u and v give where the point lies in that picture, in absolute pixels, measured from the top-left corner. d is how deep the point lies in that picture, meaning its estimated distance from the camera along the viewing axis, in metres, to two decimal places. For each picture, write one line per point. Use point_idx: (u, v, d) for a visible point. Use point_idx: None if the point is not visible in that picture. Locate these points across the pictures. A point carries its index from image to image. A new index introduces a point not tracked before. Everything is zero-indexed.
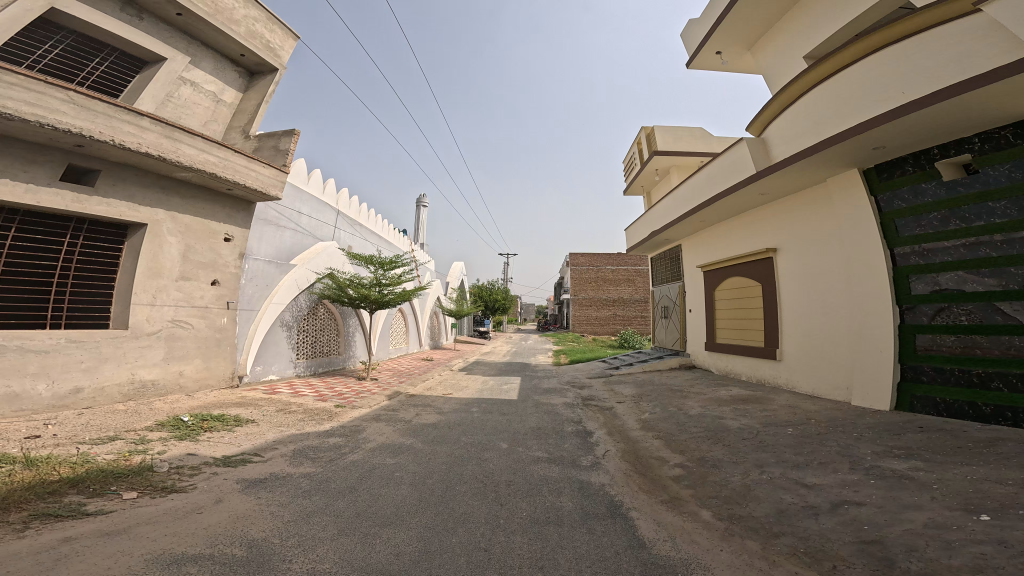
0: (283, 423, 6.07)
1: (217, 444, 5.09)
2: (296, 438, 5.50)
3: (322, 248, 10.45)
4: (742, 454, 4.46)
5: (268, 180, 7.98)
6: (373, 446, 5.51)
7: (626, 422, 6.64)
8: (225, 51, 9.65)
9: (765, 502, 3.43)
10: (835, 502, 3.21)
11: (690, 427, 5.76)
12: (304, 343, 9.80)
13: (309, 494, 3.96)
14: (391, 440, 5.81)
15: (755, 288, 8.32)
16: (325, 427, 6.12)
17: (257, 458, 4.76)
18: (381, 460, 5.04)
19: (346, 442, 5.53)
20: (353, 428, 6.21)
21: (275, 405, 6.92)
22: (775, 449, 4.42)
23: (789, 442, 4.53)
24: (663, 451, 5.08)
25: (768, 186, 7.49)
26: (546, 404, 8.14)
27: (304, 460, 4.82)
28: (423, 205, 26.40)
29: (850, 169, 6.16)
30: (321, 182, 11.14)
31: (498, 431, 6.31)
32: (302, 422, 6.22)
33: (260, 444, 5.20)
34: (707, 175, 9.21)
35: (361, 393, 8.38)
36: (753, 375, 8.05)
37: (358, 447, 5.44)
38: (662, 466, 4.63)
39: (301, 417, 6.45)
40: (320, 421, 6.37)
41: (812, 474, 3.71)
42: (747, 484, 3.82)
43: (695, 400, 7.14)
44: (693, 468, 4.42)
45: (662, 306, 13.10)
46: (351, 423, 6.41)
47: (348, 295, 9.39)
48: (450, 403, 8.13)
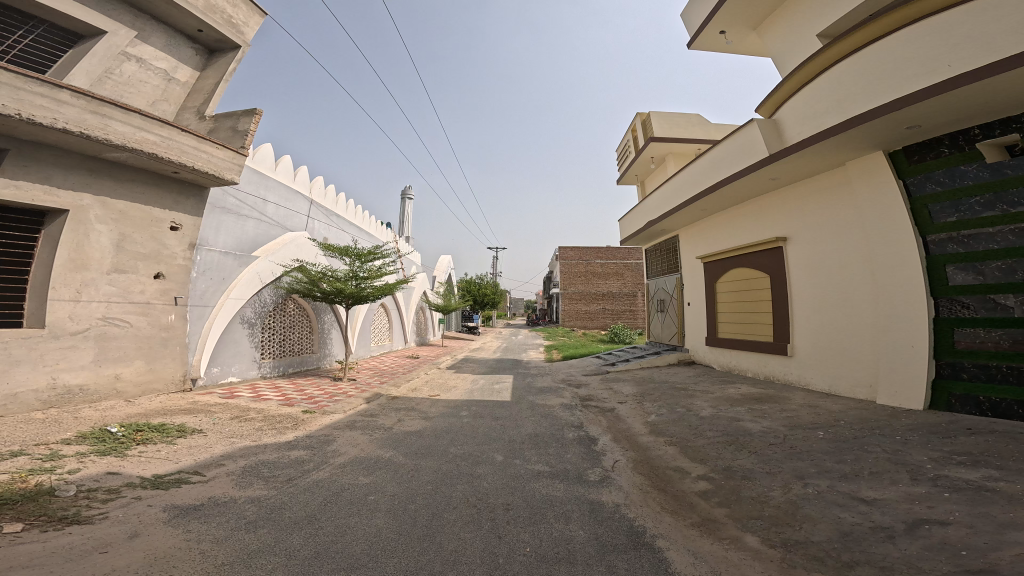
0: (236, 434, 5.18)
1: (147, 461, 4.15)
2: (250, 453, 4.62)
3: (290, 238, 9.40)
4: (775, 463, 3.92)
5: (223, 163, 6.91)
6: (344, 461, 4.71)
7: (632, 425, 6.05)
8: (179, 25, 8.41)
9: (822, 524, 2.89)
10: (910, 523, 2.70)
11: (705, 430, 5.20)
12: (271, 341, 8.80)
13: (255, 527, 3.15)
14: (367, 452, 5.02)
15: (761, 279, 7.85)
16: (287, 438, 5.24)
17: (197, 478, 3.89)
18: (352, 479, 4.25)
19: (312, 457, 4.70)
20: (322, 438, 5.35)
21: (230, 412, 5.97)
22: (812, 456, 3.90)
23: (825, 448, 4.01)
24: (680, 460, 4.48)
25: (780, 171, 6.97)
26: (542, 406, 7.48)
27: (257, 480, 3.98)
28: (407, 198, 25.22)
29: (874, 151, 5.67)
30: (290, 167, 10.06)
31: (490, 440, 5.58)
32: (261, 432, 5.33)
33: (203, 460, 4.32)
34: (710, 160, 8.62)
35: (335, 396, 7.49)
36: (760, 372, 7.62)
37: (325, 462, 4.62)
38: (684, 479, 4.03)
39: (260, 426, 5.56)
40: (283, 431, 5.47)
41: (868, 488, 3.21)
42: (792, 501, 3.26)
43: (703, 399, 6.60)
44: (720, 480, 3.83)
45: (658, 299, 12.58)
46: (319, 433, 5.55)
47: (321, 289, 8.43)
48: (437, 406, 7.38)
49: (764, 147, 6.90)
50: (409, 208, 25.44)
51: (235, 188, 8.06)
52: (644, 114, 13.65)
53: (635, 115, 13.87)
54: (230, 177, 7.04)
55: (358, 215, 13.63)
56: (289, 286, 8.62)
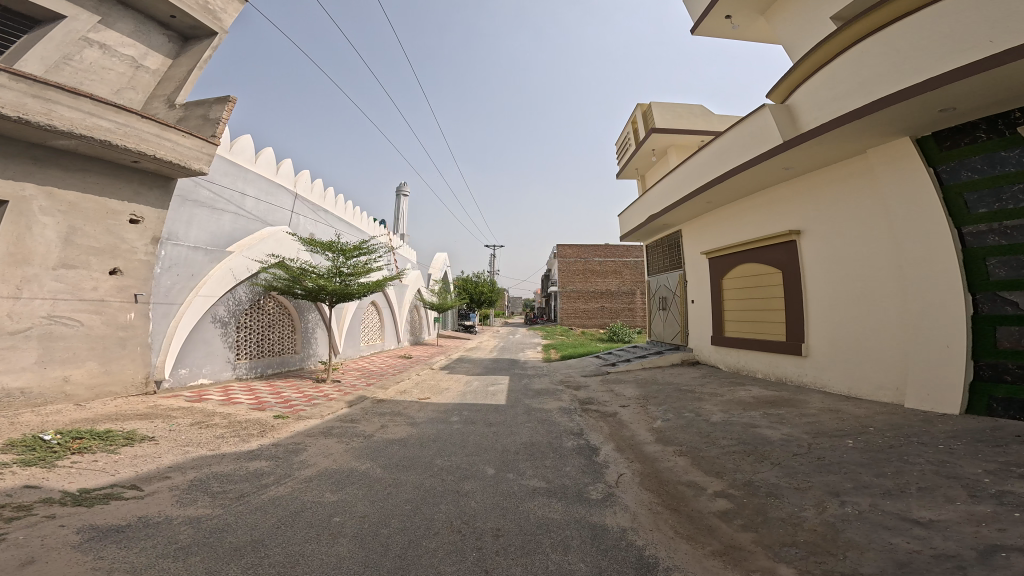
0: (192, 442, 4.68)
1: (77, 473, 3.66)
2: (201, 464, 4.13)
3: (269, 233, 8.82)
4: (803, 477, 3.45)
5: (190, 153, 6.34)
6: (311, 474, 4.19)
7: (636, 432, 5.56)
8: (149, 10, 7.75)
9: (871, 552, 2.41)
10: (981, 550, 2.25)
11: (719, 438, 4.70)
12: (247, 340, 8.24)
13: (185, 555, 2.64)
14: (340, 464, 4.50)
15: (772, 275, 7.37)
16: (251, 447, 4.72)
17: (131, 494, 3.43)
18: (318, 497, 3.75)
19: (275, 469, 4.20)
20: (292, 448, 4.83)
21: (192, 418, 5.45)
22: (845, 469, 3.42)
23: (859, 460, 3.53)
24: (693, 474, 3.99)
25: (793, 160, 6.49)
26: (539, 411, 6.98)
27: (204, 497, 3.50)
28: (402, 194, 24.61)
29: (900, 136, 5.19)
30: (272, 160, 9.51)
31: (480, 451, 5.07)
32: (221, 441, 4.80)
33: (145, 472, 3.84)
34: (717, 149, 8.12)
35: (314, 399, 6.94)
36: (771, 372, 7.16)
37: (288, 476, 4.11)
38: (699, 497, 3.53)
39: (221, 433, 5.03)
40: (247, 439, 4.94)
41: (920, 506, 2.74)
42: (828, 524, 2.78)
43: (712, 403, 6.12)
44: (741, 498, 3.34)
45: (660, 296, 12.06)
46: (289, 441, 5.01)
47: (303, 287, 7.87)
48: (426, 411, 6.84)
49: (777, 133, 6.41)
50: (404, 205, 24.82)
51: (208, 180, 7.51)
52: (645, 105, 13.13)
53: (636, 106, 13.35)
54: (197, 166, 6.47)
55: (348, 211, 13.09)
56: (268, 282, 8.06)
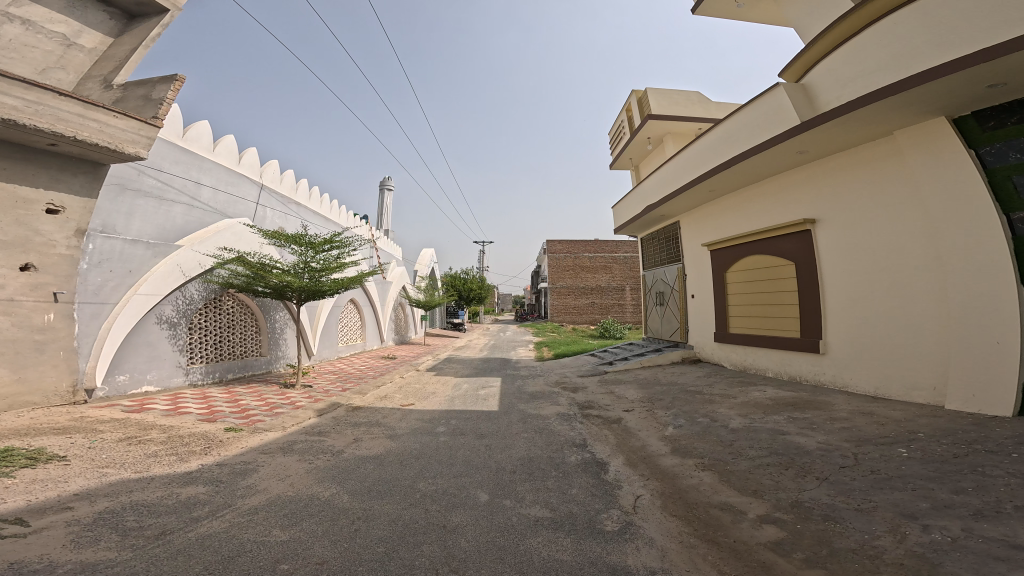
0: (113, 462, 3.84)
1: None
2: (119, 492, 3.33)
3: (225, 226, 7.81)
4: (859, 494, 3.02)
5: (124, 134, 5.34)
6: (258, 503, 3.43)
7: (647, 441, 4.98)
8: None
9: None
10: None
11: (748, 448, 4.18)
12: (202, 341, 7.27)
13: None
14: (298, 491, 3.71)
15: (783, 269, 6.92)
16: (189, 468, 3.88)
17: (9, 532, 2.70)
18: (266, 534, 3.00)
19: (214, 496, 3.44)
20: (240, 470, 4.00)
21: (121, 432, 4.54)
22: (912, 484, 2.99)
23: (925, 473, 3.11)
24: (725, 493, 3.42)
25: (809, 144, 5.97)
26: (536, 417, 6.33)
27: (110, 534, 2.81)
28: (387, 188, 23.43)
29: (934, 117, 4.75)
30: (233, 147, 8.57)
31: (471, 471, 4.36)
32: (150, 461, 3.92)
33: (39, 503, 3.05)
34: (722, 133, 7.52)
35: (277, 408, 6.08)
36: (782, 371, 6.75)
37: (227, 506, 3.34)
38: (740, 523, 2.95)
39: (155, 451, 4.17)
40: (185, 459, 4.08)
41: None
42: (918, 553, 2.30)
43: (727, 406, 5.59)
44: (794, 524, 2.81)
45: (656, 291, 11.47)
46: (238, 460, 4.19)
47: (266, 283, 6.95)
48: (408, 420, 6.09)
49: (794, 115, 5.84)
50: (390, 199, 23.64)
51: (152, 166, 6.59)
52: (640, 92, 12.49)
53: (631, 92, 12.68)
54: (133, 150, 5.43)
55: (324, 204, 12.14)
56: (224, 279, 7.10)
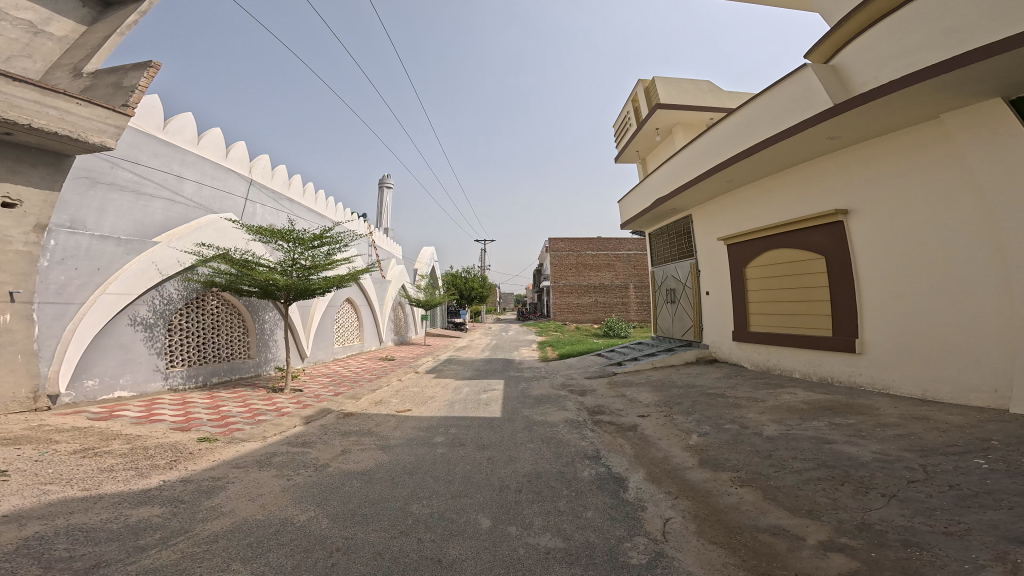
0: (61, 477, 3.35)
1: None
2: (59, 513, 2.84)
3: (206, 222, 7.27)
4: (939, 514, 2.68)
5: (88, 124, 4.83)
6: (223, 528, 2.95)
7: (669, 452, 4.49)
8: None
9: None
10: None
11: (792, 462, 3.72)
12: (182, 344, 6.81)
13: None
14: (270, 514, 3.22)
15: (810, 263, 6.38)
16: (148, 486, 3.40)
17: None
18: (228, 566, 2.52)
19: (171, 520, 2.95)
20: (207, 488, 3.52)
21: (78, 443, 4.04)
22: (1007, 503, 2.65)
23: (1018, 489, 2.76)
24: (774, 515, 2.99)
25: (842, 129, 5.40)
26: (544, 424, 5.84)
27: (32, 566, 2.31)
28: (387, 186, 22.90)
29: (992, 95, 4.23)
30: (219, 140, 8.10)
31: (471, 491, 3.87)
32: (104, 477, 3.43)
33: None
34: (742, 119, 6.93)
35: (261, 415, 5.59)
36: (811, 372, 6.24)
37: (184, 532, 2.84)
38: (800, 552, 2.52)
39: (113, 465, 3.68)
40: (146, 474, 3.59)
41: None
42: None
43: (756, 411, 5.10)
44: (867, 552, 2.41)
45: (666, 289, 10.89)
46: (208, 475, 3.72)
47: (252, 282, 6.46)
48: (403, 428, 5.60)
49: (827, 99, 5.28)
50: (389, 198, 23.14)
51: (127, 158, 6.11)
52: (648, 81, 11.88)
53: (639, 81, 12.08)
54: (98, 140, 4.92)
55: (318, 201, 11.65)
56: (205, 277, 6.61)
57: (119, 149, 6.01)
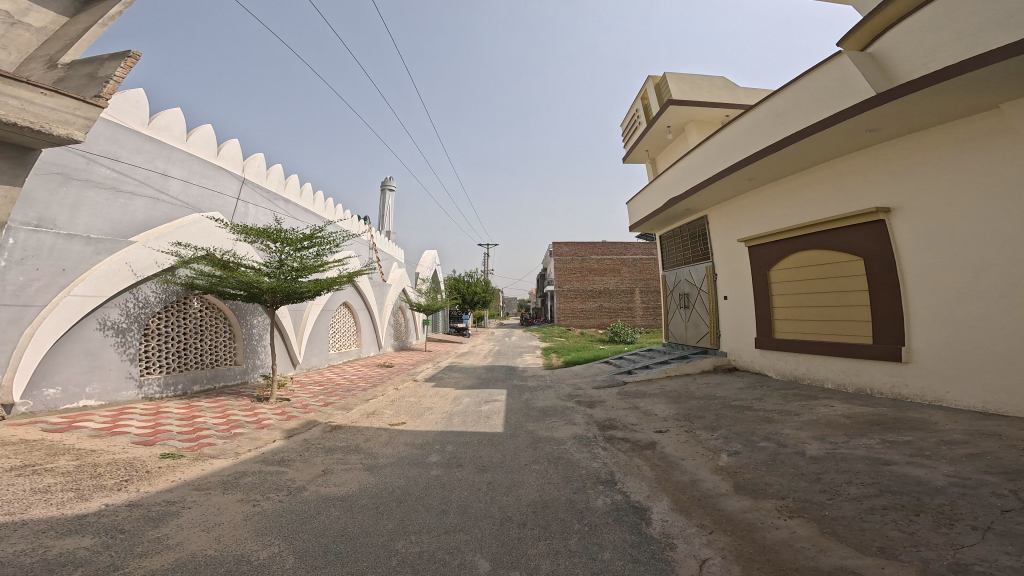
0: None
1: None
2: None
3: (190, 221, 6.86)
4: None
5: (54, 115, 4.36)
6: (161, 566, 2.46)
7: (696, 475, 3.91)
8: None
9: None
10: None
11: (848, 488, 3.17)
12: (160, 349, 6.38)
13: None
14: (224, 549, 2.70)
15: (844, 266, 5.84)
16: (83, 512, 2.92)
17: None
18: None
19: (101, 557, 2.46)
20: (155, 515, 3.04)
21: (19, 459, 3.56)
22: None
23: None
24: (836, 554, 2.42)
25: (884, 119, 4.92)
26: (551, 441, 5.27)
27: None
28: (388, 189, 22.65)
29: None
30: (210, 137, 7.76)
31: (467, 524, 3.32)
32: (33, 500, 2.96)
33: None
34: (765, 113, 6.47)
35: (238, 428, 5.10)
36: (847, 383, 5.67)
37: (112, 572, 2.36)
38: None
39: (50, 485, 3.20)
40: (86, 497, 3.11)
41: None
42: None
43: (792, 428, 4.52)
44: None
45: (679, 293, 10.32)
46: (158, 499, 3.24)
47: (238, 285, 6.02)
48: (396, 445, 5.07)
49: (870, 87, 4.81)
50: (390, 201, 22.85)
51: (105, 154, 5.76)
52: (659, 78, 11.43)
53: (648, 78, 11.65)
54: (63, 133, 4.43)
55: (315, 202, 11.27)
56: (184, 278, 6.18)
57: (95, 144, 5.63)
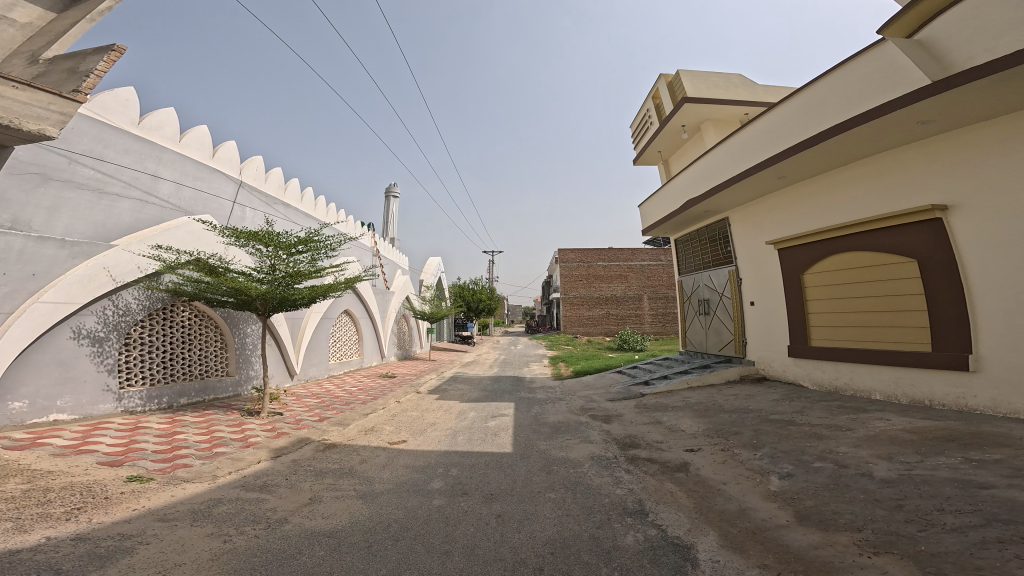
0: None
1: None
2: None
3: (177, 225, 6.51)
4: None
5: (30, 110, 3.90)
6: None
7: (743, 505, 3.34)
8: None
9: None
10: None
11: (945, 518, 2.66)
12: (142, 360, 6.00)
13: None
14: None
15: (891, 268, 5.33)
16: (20, 546, 2.45)
17: None
18: None
19: None
20: (105, 551, 2.53)
21: None
22: None
23: None
24: None
25: (940, 109, 4.50)
26: (567, 463, 4.70)
27: None
28: (393, 196, 22.48)
29: None
30: (206, 139, 7.51)
31: (476, 570, 2.76)
32: None
33: None
34: (796, 107, 6.04)
35: (218, 445, 4.63)
36: (899, 394, 5.11)
37: None
38: None
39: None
40: (27, 529, 2.63)
41: None
42: None
43: (849, 445, 3.95)
44: None
45: (698, 299, 9.74)
46: (115, 531, 2.75)
47: (232, 294, 5.63)
48: (395, 467, 4.55)
49: (926, 74, 4.41)
50: (395, 207, 22.63)
51: (89, 154, 5.54)
52: (672, 76, 11.05)
53: (660, 76, 11.28)
54: (36, 129, 3.95)
55: (316, 207, 11.00)
56: (169, 283, 5.80)
57: (78, 143, 5.42)
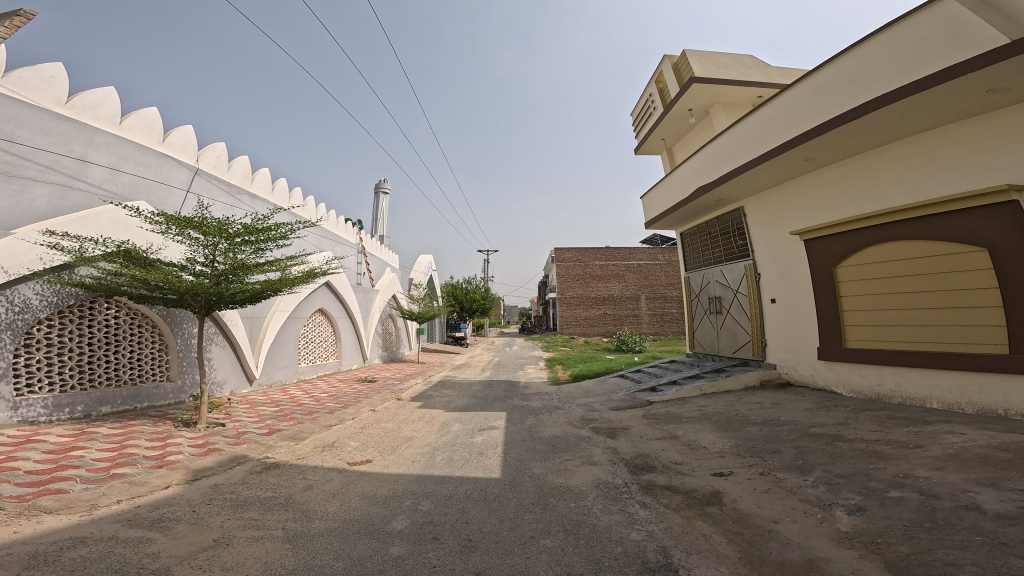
0: None
1: None
2: None
3: (105, 211, 5.59)
4: None
5: None
6: None
7: (806, 554, 2.45)
8: None
9: None
10: None
11: None
12: (49, 363, 5.07)
13: None
14: None
15: (949, 259, 4.57)
16: None
17: None
18: None
19: None
20: None
21: None
22: None
23: None
24: None
25: (1019, 74, 3.75)
26: (568, 495, 3.75)
27: None
28: (382, 192, 21.52)
29: None
30: (156, 122, 6.55)
31: None
32: None
33: None
34: (830, 77, 5.21)
35: (116, 464, 3.70)
36: (968, 403, 4.30)
37: None
38: None
39: None
40: None
41: None
42: None
43: (928, 469, 3.09)
44: None
45: (708, 298, 8.90)
46: None
47: (172, 289, 4.71)
48: (351, 497, 3.60)
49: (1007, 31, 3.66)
50: (385, 203, 21.67)
51: None
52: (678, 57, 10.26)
53: (665, 57, 10.46)
54: None
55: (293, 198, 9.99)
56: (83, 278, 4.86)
57: None
